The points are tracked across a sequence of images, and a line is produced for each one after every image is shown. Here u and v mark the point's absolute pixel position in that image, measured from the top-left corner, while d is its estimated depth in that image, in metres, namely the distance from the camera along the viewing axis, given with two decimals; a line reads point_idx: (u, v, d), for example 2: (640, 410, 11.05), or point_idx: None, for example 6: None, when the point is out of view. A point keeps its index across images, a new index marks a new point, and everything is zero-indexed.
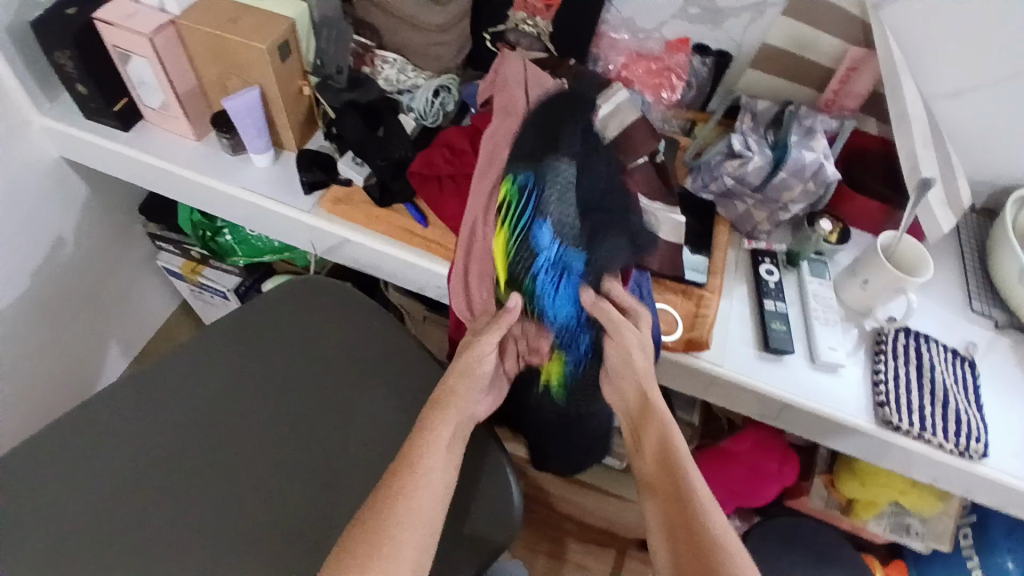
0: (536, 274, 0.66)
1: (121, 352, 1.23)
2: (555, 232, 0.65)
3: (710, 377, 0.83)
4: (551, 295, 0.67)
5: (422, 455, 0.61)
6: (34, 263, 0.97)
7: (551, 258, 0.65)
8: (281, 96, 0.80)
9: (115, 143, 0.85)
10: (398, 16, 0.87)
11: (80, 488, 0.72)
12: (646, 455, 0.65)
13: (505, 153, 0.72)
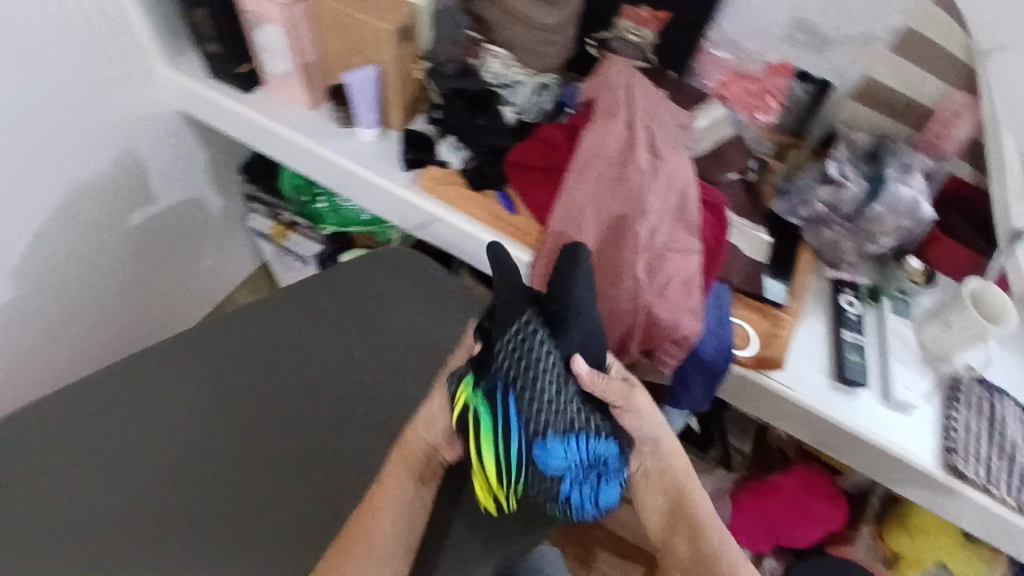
0: (559, 490, 0.61)
1: (201, 301, 1.30)
2: (561, 443, 0.59)
3: (779, 400, 0.83)
4: (578, 498, 0.62)
5: (376, 510, 0.66)
6: (138, 206, 1.05)
7: (569, 471, 0.60)
8: (395, 75, 0.85)
9: (234, 102, 0.92)
10: (511, 11, 0.86)
11: (165, 412, 0.77)
12: (655, 510, 0.64)
13: (599, 161, 0.78)
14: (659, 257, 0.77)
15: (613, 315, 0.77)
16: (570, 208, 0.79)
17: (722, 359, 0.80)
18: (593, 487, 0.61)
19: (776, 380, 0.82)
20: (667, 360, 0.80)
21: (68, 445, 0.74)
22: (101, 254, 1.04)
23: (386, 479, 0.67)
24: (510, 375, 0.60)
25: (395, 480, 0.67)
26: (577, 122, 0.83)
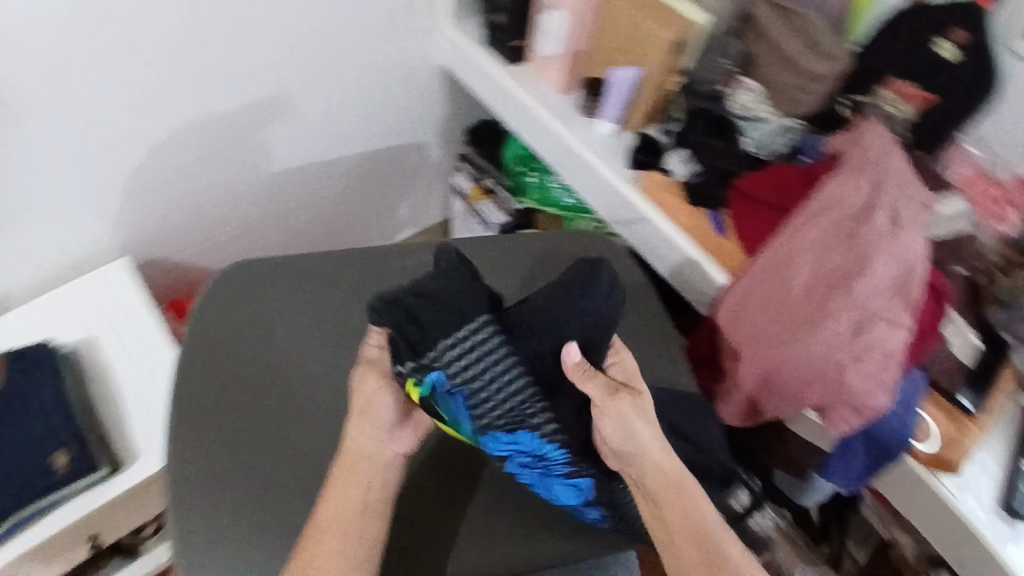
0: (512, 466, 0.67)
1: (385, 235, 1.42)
2: (514, 434, 0.63)
3: (936, 504, 0.79)
4: (533, 477, 0.68)
5: (323, 535, 0.63)
6: (374, 134, 1.18)
7: (524, 456, 0.65)
8: (653, 81, 0.90)
9: (497, 68, 1.01)
10: (777, 52, 0.88)
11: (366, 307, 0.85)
12: (672, 531, 0.64)
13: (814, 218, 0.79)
14: (869, 324, 0.75)
15: (799, 359, 0.78)
16: (785, 247, 0.80)
17: (897, 443, 0.79)
18: (540, 475, 0.68)
19: (946, 485, 0.78)
20: (842, 425, 0.79)
21: (283, 304, 0.84)
22: (329, 164, 1.17)
23: (341, 474, 0.65)
24: (453, 374, 0.60)
25: (343, 492, 0.65)
26: (819, 170, 0.84)
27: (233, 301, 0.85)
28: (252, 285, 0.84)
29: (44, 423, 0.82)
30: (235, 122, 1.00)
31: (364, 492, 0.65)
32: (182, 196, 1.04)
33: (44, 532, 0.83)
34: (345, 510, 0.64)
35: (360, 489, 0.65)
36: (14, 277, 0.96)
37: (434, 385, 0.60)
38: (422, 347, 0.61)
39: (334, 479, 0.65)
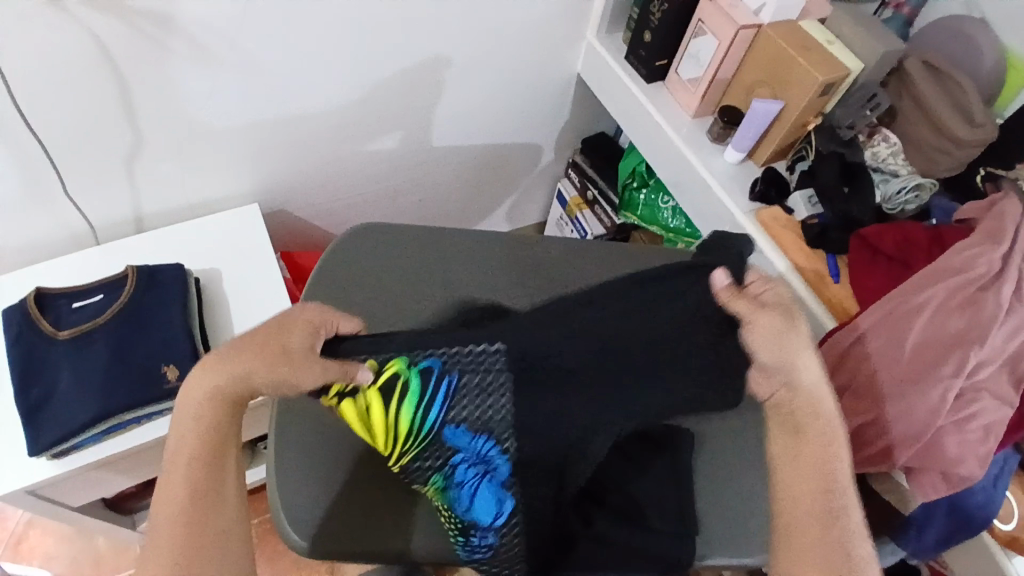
0: (455, 467, 0.68)
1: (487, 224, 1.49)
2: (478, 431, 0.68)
3: None
4: (467, 488, 0.69)
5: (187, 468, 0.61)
6: (499, 129, 1.24)
7: (471, 457, 0.68)
8: (793, 118, 0.93)
9: (636, 85, 1.07)
10: (926, 111, 0.92)
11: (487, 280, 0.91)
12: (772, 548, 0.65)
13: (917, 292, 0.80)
14: (972, 394, 0.76)
15: (901, 415, 0.78)
16: (908, 303, 0.80)
17: (980, 521, 0.76)
18: (475, 479, 0.69)
19: (1017, 566, 0.75)
20: (929, 489, 0.77)
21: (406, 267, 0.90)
22: (452, 148, 1.24)
23: (186, 426, 0.61)
24: (445, 364, 0.65)
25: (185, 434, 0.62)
26: (948, 233, 0.84)
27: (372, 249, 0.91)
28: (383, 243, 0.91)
29: (166, 337, 0.89)
30: (378, 101, 1.07)
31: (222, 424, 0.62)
32: (316, 160, 1.12)
33: (137, 440, 0.87)
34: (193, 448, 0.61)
35: (227, 438, 0.63)
36: (158, 205, 1.05)
37: (432, 360, 0.65)
38: (397, 346, 0.65)
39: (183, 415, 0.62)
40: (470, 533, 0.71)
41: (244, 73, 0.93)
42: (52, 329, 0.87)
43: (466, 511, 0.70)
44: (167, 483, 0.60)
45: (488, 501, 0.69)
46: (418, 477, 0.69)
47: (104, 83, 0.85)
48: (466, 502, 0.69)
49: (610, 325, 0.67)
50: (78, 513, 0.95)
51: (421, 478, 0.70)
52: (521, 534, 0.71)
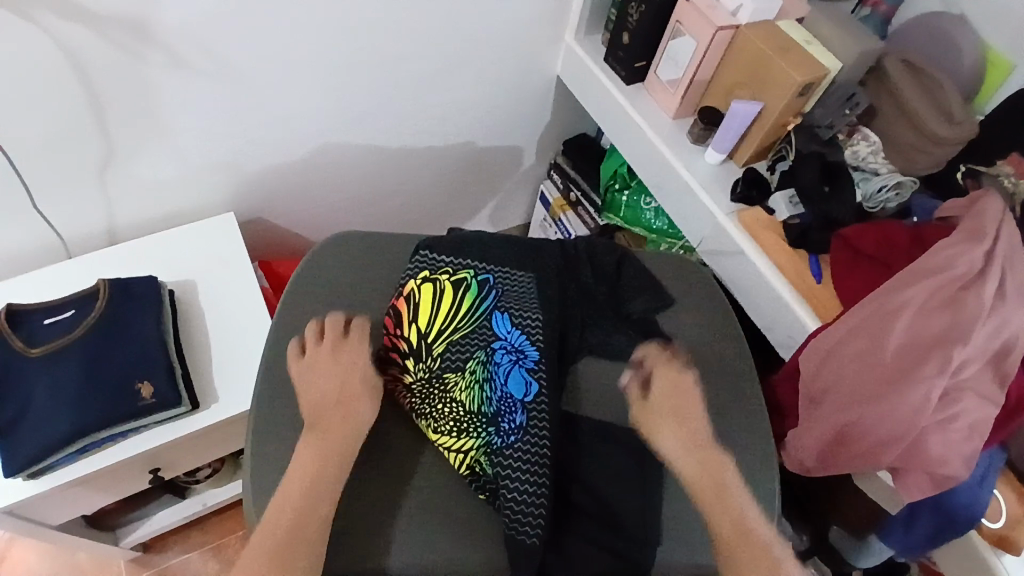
0: (494, 351, 0.76)
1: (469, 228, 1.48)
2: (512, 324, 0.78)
3: None
4: (503, 375, 0.74)
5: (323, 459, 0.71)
6: (480, 132, 1.23)
7: (508, 344, 0.76)
8: (773, 119, 0.92)
9: (616, 87, 1.06)
10: (904, 110, 0.92)
11: None
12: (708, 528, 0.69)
13: (897, 292, 0.80)
14: (955, 393, 0.76)
15: (884, 416, 0.77)
16: (888, 304, 0.80)
17: (965, 521, 0.76)
18: (511, 363, 0.75)
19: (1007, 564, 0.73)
20: (914, 490, 0.77)
21: (382, 277, 0.91)
22: (433, 153, 1.22)
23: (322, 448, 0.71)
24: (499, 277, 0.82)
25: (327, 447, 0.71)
26: (928, 233, 0.84)
27: (353, 259, 0.91)
28: (362, 253, 0.92)
29: (143, 350, 0.87)
30: (356, 105, 1.06)
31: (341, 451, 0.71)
32: (294, 166, 1.10)
33: (117, 456, 0.85)
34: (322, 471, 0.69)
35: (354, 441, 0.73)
36: (133, 214, 1.03)
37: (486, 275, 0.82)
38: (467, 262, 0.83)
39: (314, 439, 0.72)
40: (500, 412, 0.73)
41: (219, 80, 0.91)
42: (23, 346, 0.84)
43: (501, 387, 0.74)
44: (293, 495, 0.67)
45: (520, 379, 0.74)
46: (457, 359, 0.75)
47: (75, 92, 0.83)
48: (501, 379, 0.74)
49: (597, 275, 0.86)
50: (57, 533, 0.92)
51: (460, 358, 0.75)
52: (542, 438, 0.71)
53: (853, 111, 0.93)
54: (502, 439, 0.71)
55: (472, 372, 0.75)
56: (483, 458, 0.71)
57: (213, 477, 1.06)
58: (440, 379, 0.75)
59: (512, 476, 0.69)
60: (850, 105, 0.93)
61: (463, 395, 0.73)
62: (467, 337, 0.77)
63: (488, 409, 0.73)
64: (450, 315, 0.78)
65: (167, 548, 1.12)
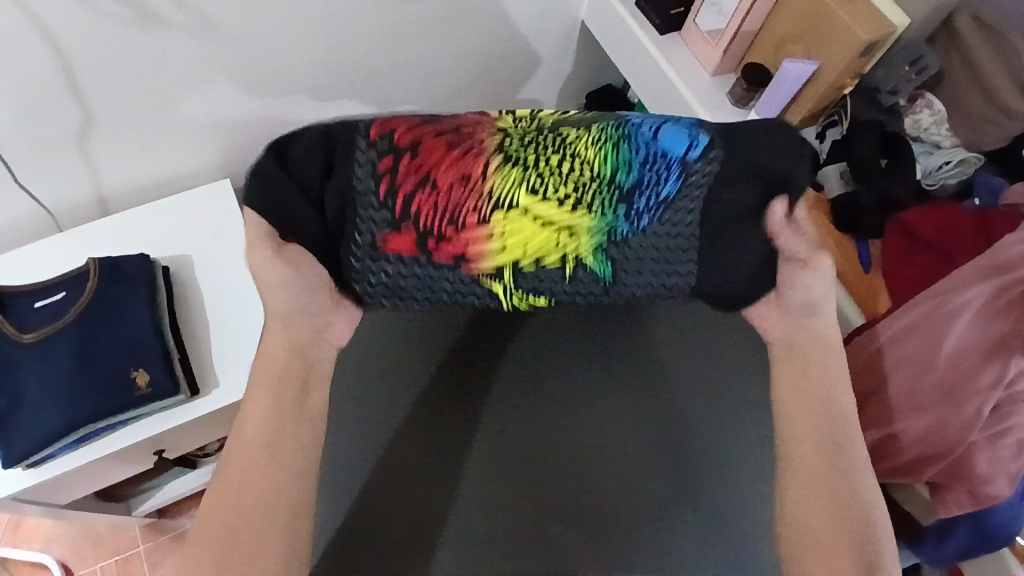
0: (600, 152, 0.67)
1: None
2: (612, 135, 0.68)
3: None
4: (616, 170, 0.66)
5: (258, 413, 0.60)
6: (496, 83, 1.12)
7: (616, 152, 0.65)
8: (831, 82, 0.80)
9: (647, 37, 0.94)
10: (975, 77, 0.80)
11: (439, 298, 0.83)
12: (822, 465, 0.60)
13: (952, 294, 0.71)
14: (1008, 407, 0.68)
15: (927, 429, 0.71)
16: (944, 306, 0.71)
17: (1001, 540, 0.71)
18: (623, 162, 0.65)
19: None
20: (952, 506, 0.72)
21: None
22: (445, 107, 1.12)
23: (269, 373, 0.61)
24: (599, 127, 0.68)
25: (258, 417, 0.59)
26: (996, 222, 0.75)
27: None
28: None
29: (136, 337, 0.83)
30: (355, 61, 0.96)
31: (297, 424, 0.60)
32: (290, 127, 1.01)
33: (114, 446, 0.83)
34: (265, 462, 0.57)
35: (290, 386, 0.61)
36: (121, 183, 0.96)
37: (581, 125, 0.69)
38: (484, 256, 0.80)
39: (262, 389, 0.61)
40: (644, 179, 0.61)
41: (204, 36, 0.81)
42: (14, 332, 0.81)
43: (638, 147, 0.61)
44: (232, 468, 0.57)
45: (681, 137, 0.60)
46: (580, 122, 0.62)
47: (41, 58, 0.74)
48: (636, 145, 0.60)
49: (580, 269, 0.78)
50: (69, 510, 0.93)
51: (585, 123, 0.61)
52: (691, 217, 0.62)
53: (920, 76, 0.82)
54: (635, 221, 0.63)
55: (596, 145, 0.61)
56: (596, 251, 0.65)
57: (223, 449, 1.06)
58: (540, 151, 0.60)
59: (631, 267, 0.66)
60: (915, 69, 0.82)
61: (582, 170, 0.61)
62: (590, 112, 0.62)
63: (628, 178, 0.61)
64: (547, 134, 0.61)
65: (182, 514, 1.14)
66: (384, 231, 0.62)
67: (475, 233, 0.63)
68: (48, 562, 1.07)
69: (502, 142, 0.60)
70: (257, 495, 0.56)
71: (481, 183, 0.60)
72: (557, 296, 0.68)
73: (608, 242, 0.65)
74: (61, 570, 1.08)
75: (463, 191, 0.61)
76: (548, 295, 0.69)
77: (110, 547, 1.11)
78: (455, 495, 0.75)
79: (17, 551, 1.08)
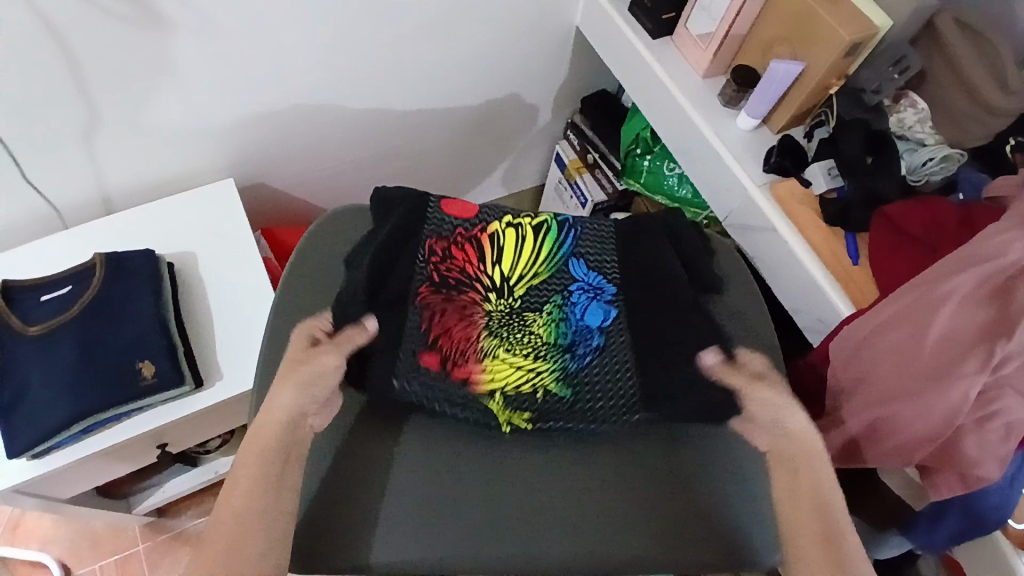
0: (573, 289, 0.79)
1: (483, 192, 1.42)
2: (589, 266, 0.81)
3: None
4: (579, 310, 0.78)
5: (243, 472, 0.62)
6: (493, 87, 1.15)
7: (586, 283, 0.80)
8: (817, 81, 0.84)
9: (640, 41, 0.97)
10: (957, 76, 0.84)
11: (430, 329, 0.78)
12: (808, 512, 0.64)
13: (937, 282, 0.73)
14: (994, 391, 0.70)
15: (916, 414, 0.73)
16: (930, 294, 0.73)
17: (993, 524, 0.72)
18: (586, 297, 0.79)
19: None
20: (942, 490, 0.74)
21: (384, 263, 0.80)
22: (444, 112, 1.16)
23: (254, 443, 0.64)
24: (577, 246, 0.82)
25: (246, 480, 0.62)
26: (978, 215, 0.76)
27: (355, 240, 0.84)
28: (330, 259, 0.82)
29: (141, 329, 0.84)
30: (358, 64, 0.99)
31: (279, 494, 0.62)
32: (293, 128, 1.04)
33: (117, 438, 0.84)
34: (254, 522, 0.60)
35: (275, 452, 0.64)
36: (127, 182, 0.98)
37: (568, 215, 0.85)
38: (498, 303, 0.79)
39: (249, 456, 0.63)
40: (576, 341, 0.76)
41: (210, 37, 0.84)
42: (20, 324, 0.82)
43: (578, 320, 0.77)
44: (223, 521, 0.59)
45: (598, 310, 0.78)
46: (538, 300, 0.78)
47: (51, 56, 0.77)
48: (577, 316, 0.77)
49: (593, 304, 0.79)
50: (70, 505, 0.93)
51: (542, 297, 0.78)
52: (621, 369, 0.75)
53: (902, 75, 0.86)
54: (579, 362, 0.75)
55: (550, 317, 0.77)
56: (555, 382, 0.73)
57: (224, 447, 1.06)
58: (519, 316, 0.77)
59: (595, 392, 0.73)
60: (899, 68, 0.86)
61: (541, 329, 0.76)
62: (547, 279, 0.79)
63: (564, 341, 0.76)
64: (531, 261, 0.80)
65: (181, 514, 1.14)
66: (420, 348, 0.73)
67: (472, 371, 0.73)
68: (46, 561, 1.07)
69: (485, 306, 0.77)
70: (254, 541, 0.59)
71: (476, 313, 0.76)
72: (539, 411, 0.72)
73: (563, 376, 0.74)
74: (59, 570, 1.08)
75: (465, 323, 0.75)
76: (532, 409, 0.72)
77: (109, 547, 1.12)
78: (408, 527, 0.68)
79: (15, 550, 1.08)
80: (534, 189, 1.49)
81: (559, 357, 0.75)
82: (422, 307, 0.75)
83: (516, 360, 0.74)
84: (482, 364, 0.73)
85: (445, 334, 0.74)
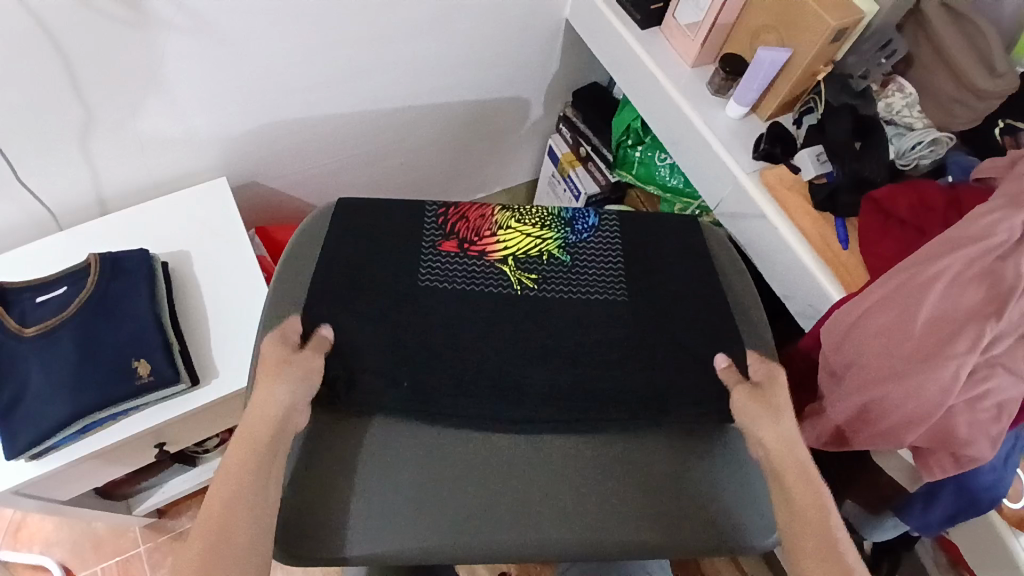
0: None
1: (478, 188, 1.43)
2: None
3: (1004, 563, 0.72)
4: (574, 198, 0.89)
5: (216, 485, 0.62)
6: (484, 81, 1.16)
7: None
8: (803, 68, 0.85)
9: (629, 31, 0.98)
10: (942, 57, 0.84)
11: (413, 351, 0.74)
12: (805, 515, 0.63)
13: (926, 264, 0.73)
14: (987, 370, 0.71)
15: (907, 395, 0.73)
16: (920, 276, 0.73)
17: (988, 503, 0.73)
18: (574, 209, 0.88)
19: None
20: (935, 469, 0.74)
21: (377, 225, 0.82)
22: (438, 106, 1.16)
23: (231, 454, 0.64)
24: None
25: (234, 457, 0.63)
26: (966, 196, 0.77)
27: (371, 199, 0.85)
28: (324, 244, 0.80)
29: (137, 328, 0.84)
30: (351, 57, 0.98)
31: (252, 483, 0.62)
32: (287, 124, 1.04)
33: (117, 436, 0.84)
34: (232, 515, 0.59)
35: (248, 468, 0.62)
36: (120, 182, 0.99)
37: None
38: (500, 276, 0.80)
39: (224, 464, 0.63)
40: (575, 218, 0.87)
41: (200, 37, 0.84)
42: (18, 326, 0.82)
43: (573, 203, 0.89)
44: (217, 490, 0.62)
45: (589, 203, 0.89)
46: None
47: (44, 58, 0.77)
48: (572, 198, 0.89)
49: (596, 251, 0.83)
50: (70, 507, 0.94)
51: None
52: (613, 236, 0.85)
53: (889, 61, 0.86)
54: (576, 235, 0.85)
55: (547, 221, 0.86)
56: (557, 248, 0.83)
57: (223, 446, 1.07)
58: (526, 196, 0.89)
59: (589, 262, 0.82)
60: (885, 53, 0.86)
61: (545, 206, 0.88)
62: None
63: (564, 216, 0.87)
64: None
65: (181, 514, 1.15)
66: (440, 238, 0.82)
67: (489, 241, 0.83)
68: (47, 564, 1.08)
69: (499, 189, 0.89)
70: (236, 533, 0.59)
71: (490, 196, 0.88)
72: (544, 273, 0.81)
73: (562, 245, 0.84)
74: (61, 572, 1.09)
75: (478, 207, 0.86)
76: (538, 271, 0.81)
77: (110, 549, 1.12)
78: (395, 527, 0.66)
79: (18, 553, 1.08)
80: (528, 184, 1.50)
81: (555, 245, 0.84)
82: (440, 211, 0.85)
83: (525, 226, 0.85)
84: (496, 237, 0.83)
85: (465, 224, 0.84)
